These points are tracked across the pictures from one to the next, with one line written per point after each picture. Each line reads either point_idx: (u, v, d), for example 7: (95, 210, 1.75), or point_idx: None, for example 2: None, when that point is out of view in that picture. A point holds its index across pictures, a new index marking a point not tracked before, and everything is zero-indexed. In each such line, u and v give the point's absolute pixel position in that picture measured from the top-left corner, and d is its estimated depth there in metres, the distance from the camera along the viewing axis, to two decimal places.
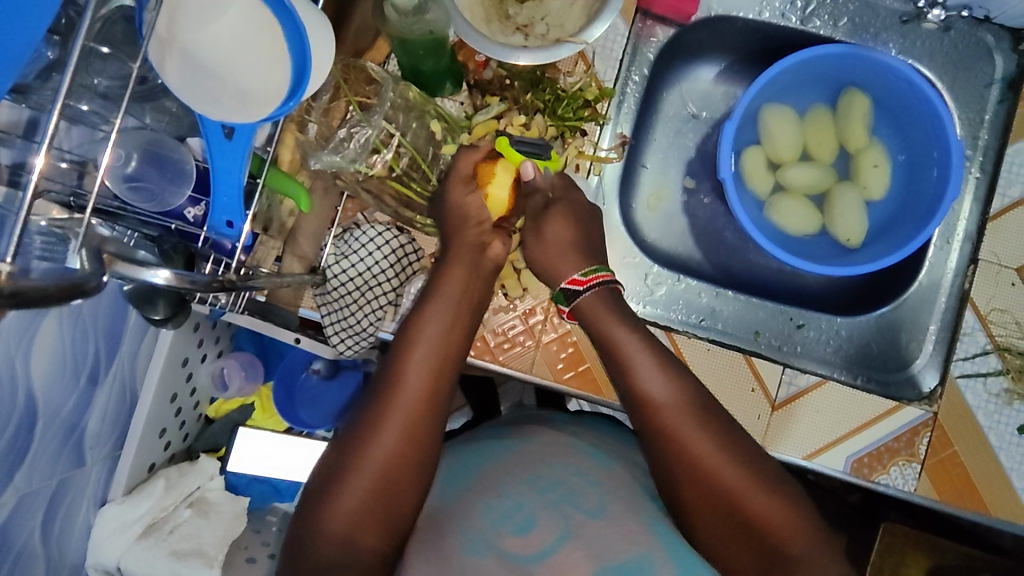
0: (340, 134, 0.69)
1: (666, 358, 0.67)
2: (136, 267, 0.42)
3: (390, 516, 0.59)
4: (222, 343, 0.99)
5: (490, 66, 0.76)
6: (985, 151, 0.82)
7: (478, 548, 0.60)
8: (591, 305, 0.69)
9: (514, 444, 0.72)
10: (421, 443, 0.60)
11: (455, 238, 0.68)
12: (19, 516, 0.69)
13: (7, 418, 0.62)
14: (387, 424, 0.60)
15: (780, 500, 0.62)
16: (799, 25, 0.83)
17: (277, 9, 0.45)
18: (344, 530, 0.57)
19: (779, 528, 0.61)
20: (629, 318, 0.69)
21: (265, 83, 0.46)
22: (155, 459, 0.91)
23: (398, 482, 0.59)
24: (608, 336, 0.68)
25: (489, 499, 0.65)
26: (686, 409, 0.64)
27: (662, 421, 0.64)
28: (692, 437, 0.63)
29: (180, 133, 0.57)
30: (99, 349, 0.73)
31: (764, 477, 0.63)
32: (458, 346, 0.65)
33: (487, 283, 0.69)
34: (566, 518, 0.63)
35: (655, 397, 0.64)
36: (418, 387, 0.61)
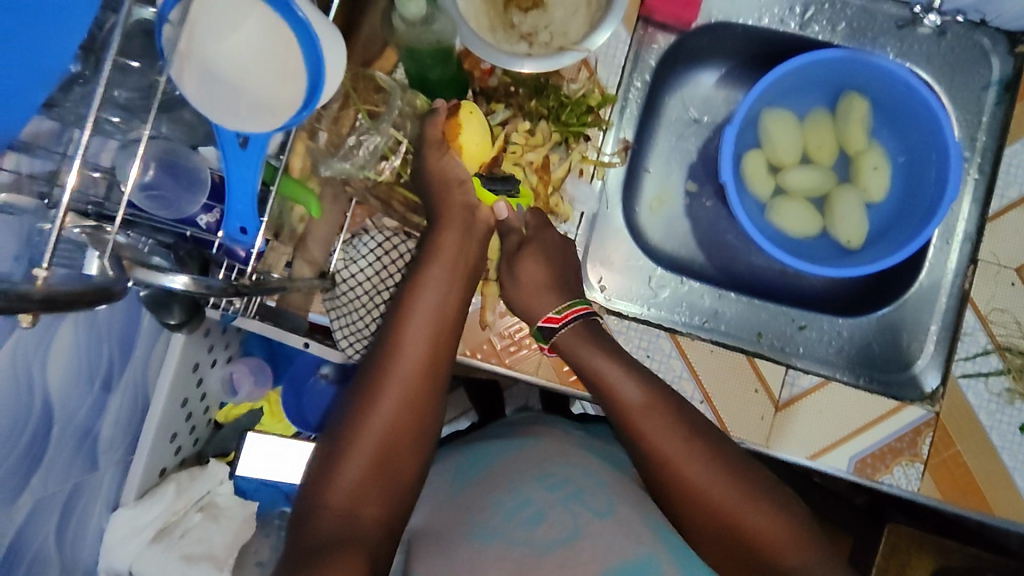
0: (349, 141, 0.71)
1: (647, 379, 0.68)
2: (155, 273, 0.44)
3: (392, 483, 0.61)
4: (231, 349, 1.00)
5: (495, 74, 0.78)
6: (983, 152, 0.83)
7: (487, 539, 0.62)
8: (568, 339, 0.70)
9: (523, 441, 0.73)
10: (421, 413, 0.63)
11: (442, 199, 0.67)
12: (35, 520, 0.70)
13: (25, 424, 0.63)
14: (386, 394, 0.62)
15: (775, 512, 0.61)
16: (798, 30, 0.84)
17: (291, 21, 0.46)
18: (348, 497, 0.59)
19: (777, 544, 0.59)
20: (609, 345, 0.70)
21: (279, 92, 0.48)
22: (166, 464, 0.92)
23: (398, 450, 0.62)
24: (587, 368, 0.68)
25: (499, 494, 0.66)
26: (668, 431, 0.64)
27: (647, 445, 0.64)
28: (676, 459, 0.63)
29: (195, 142, 0.58)
30: (112, 355, 0.74)
31: (757, 490, 0.62)
32: (454, 317, 0.66)
33: (482, 247, 0.69)
34: (575, 516, 0.63)
35: (637, 421, 0.65)
36: (415, 358, 0.63)
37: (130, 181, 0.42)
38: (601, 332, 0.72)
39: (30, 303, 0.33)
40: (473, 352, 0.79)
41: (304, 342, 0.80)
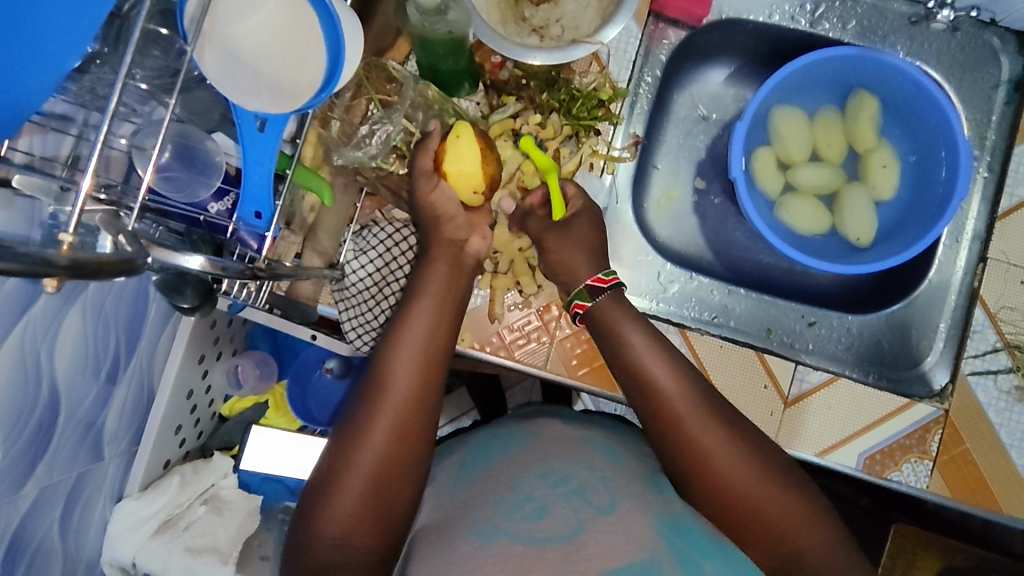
0: (361, 131, 0.72)
1: (677, 359, 0.67)
2: (172, 253, 0.43)
3: (388, 511, 0.59)
4: (235, 342, 1.00)
5: (506, 66, 0.78)
6: (993, 151, 0.83)
7: (488, 537, 0.58)
8: (603, 308, 0.70)
9: (524, 437, 0.72)
10: (411, 440, 0.61)
11: (434, 234, 0.69)
12: (38, 509, 0.69)
13: (31, 410, 0.63)
14: (377, 424, 0.60)
15: (786, 488, 0.61)
16: (808, 28, 0.84)
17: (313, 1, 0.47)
18: (343, 530, 0.57)
19: (789, 523, 0.60)
20: (636, 315, 0.70)
21: (297, 75, 0.48)
22: (170, 456, 0.92)
23: (391, 481, 0.60)
24: (618, 339, 0.68)
25: (501, 492, 0.64)
26: (692, 405, 0.64)
27: (673, 421, 0.63)
28: (700, 433, 0.62)
29: (208, 127, 0.58)
30: (119, 344, 0.74)
31: (770, 465, 0.62)
32: (445, 342, 0.65)
33: (469, 279, 0.70)
34: (576, 511, 0.61)
35: (663, 397, 0.64)
36: (405, 386, 0.62)
37: (146, 178, 0.42)
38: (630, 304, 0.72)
39: (56, 268, 0.33)
40: (481, 346, 0.78)
41: (311, 334, 0.81)
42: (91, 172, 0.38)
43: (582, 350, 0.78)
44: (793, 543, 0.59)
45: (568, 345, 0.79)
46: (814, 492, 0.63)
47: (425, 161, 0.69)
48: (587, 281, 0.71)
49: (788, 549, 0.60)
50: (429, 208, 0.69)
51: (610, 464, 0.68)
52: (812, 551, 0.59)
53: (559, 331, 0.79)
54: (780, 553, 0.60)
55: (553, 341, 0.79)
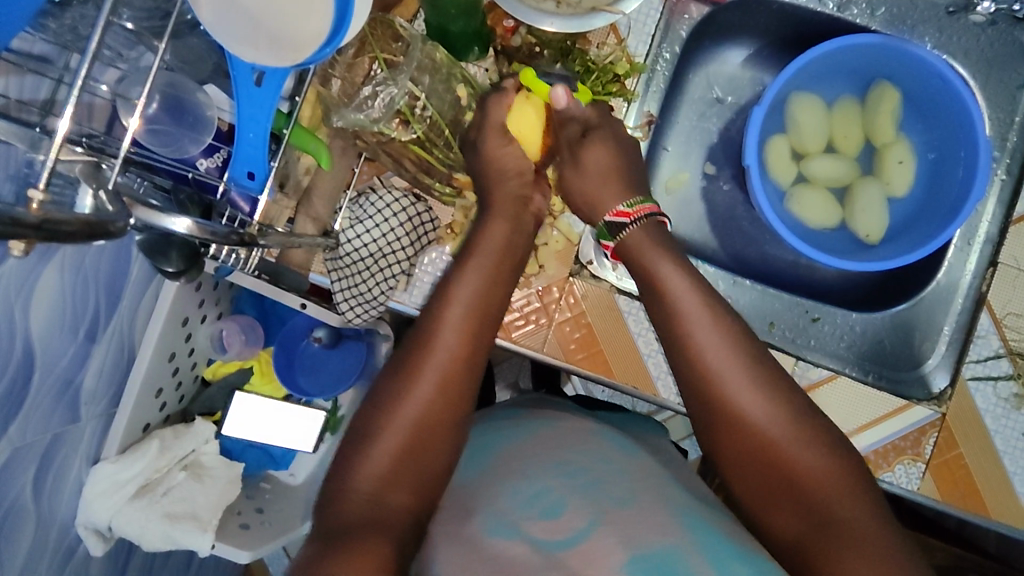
0: (363, 92, 0.66)
1: (719, 306, 0.63)
2: (156, 214, 0.41)
3: (426, 470, 0.57)
4: (221, 305, 0.97)
5: (519, 33, 0.74)
6: (1013, 153, 0.81)
7: (504, 533, 0.54)
8: (636, 242, 0.67)
9: (538, 426, 0.70)
10: (455, 399, 0.59)
11: (497, 189, 0.67)
12: (10, 469, 0.67)
13: (4, 367, 0.59)
14: (423, 378, 0.59)
15: (826, 454, 0.57)
16: (836, 12, 0.80)
17: None
18: (377, 485, 0.55)
19: (822, 489, 0.56)
20: (675, 254, 0.66)
21: (299, 28, 0.43)
22: (150, 420, 0.89)
23: (432, 439, 0.58)
24: (654, 279, 0.64)
25: (514, 483, 0.60)
26: (735, 356, 0.60)
27: (707, 373, 0.60)
28: (737, 392, 0.59)
29: (200, 78, 0.54)
30: (98, 302, 0.70)
31: (812, 431, 0.58)
32: (494, 303, 0.64)
33: (525, 242, 0.69)
34: (597, 504, 0.56)
35: (698, 346, 0.60)
36: (454, 344, 0.60)
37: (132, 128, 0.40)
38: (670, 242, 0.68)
39: (26, 229, 0.30)
40: None
41: (301, 303, 0.77)
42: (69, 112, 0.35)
43: (581, 335, 0.77)
44: (826, 511, 0.55)
45: (567, 329, 0.77)
46: (854, 462, 0.58)
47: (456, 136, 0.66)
48: (608, 217, 0.69)
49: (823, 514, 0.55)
50: None
51: (603, 449, 0.66)
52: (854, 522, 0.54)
53: (558, 314, 0.77)
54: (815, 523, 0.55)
55: (552, 324, 0.77)
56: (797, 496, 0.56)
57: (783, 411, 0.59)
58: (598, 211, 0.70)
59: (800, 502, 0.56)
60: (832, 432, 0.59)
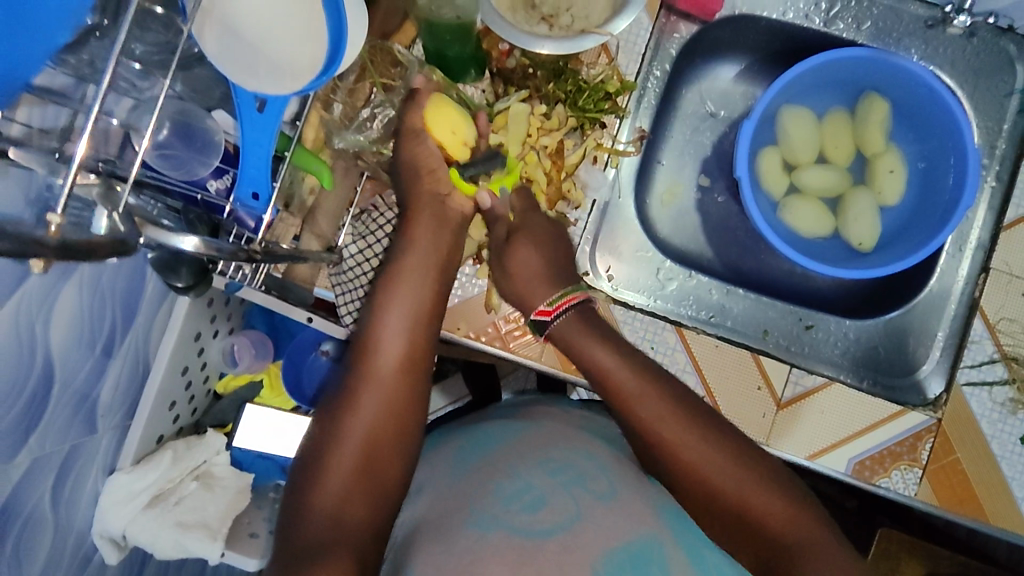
0: (363, 114, 0.71)
1: (644, 368, 0.68)
2: (167, 233, 0.43)
3: (381, 478, 0.60)
4: (232, 320, 1.00)
5: (513, 55, 0.78)
6: (1002, 160, 0.83)
7: (486, 527, 0.59)
8: (567, 332, 0.71)
9: (522, 427, 0.71)
10: (402, 407, 0.62)
11: (414, 189, 0.69)
12: (29, 481, 0.69)
13: (25, 381, 0.63)
14: (367, 396, 0.62)
15: (772, 493, 0.61)
16: (823, 28, 0.83)
17: None
18: (334, 504, 0.58)
19: (775, 520, 0.60)
20: (603, 334, 0.70)
21: (299, 58, 0.46)
22: (163, 432, 0.92)
23: (382, 453, 0.60)
24: (588, 364, 0.69)
25: (499, 480, 0.64)
26: (666, 417, 0.64)
27: (649, 436, 0.64)
28: (676, 446, 0.63)
29: (208, 104, 0.57)
30: (115, 318, 0.74)
31: (754, 471, 0.62)
32: (433, 308, 0.67)
33: (455, 234, 0.70)
34: (575, 499, 0.62)
35: (636, 406, 0.65)
36: (394, 357, 0.64)
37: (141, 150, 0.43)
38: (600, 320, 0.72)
39: (47, 249, 0.33)
40: (476, 335, 0.79)
41: (307, 317, 0.79)
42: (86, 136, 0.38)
43: None
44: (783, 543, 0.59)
45: None
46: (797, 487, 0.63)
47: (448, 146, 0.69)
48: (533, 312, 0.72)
49: (778, 546, 0.59)
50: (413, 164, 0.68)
51: (602, 452, 0.68)
52: (807, 553, 0.57)
53: None
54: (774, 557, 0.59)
55: None
56: (754, 534, 0.60)
57: (724, 458, 0.62)
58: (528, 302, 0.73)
59: (756, 538, 0.60)
60: (783, 473, 0.63)
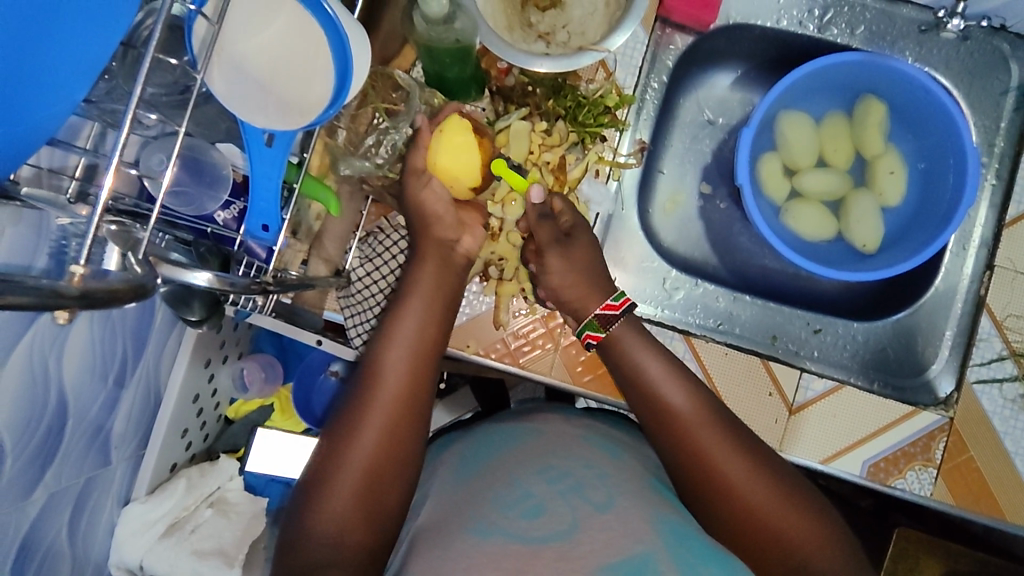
0: (368, 141, 0.71)
1: (689, 377, 0.68)
2: (181, 269, 0.44)
3: (378, 507, 0.60)
4: (241, 345, 1.01)
5: (512, 73, 0.78)
6: (1001, 158, 0.83)
7: (485, 534, 0.59)
8: (621, 336, 0.70)
9: (523, 433, 0.73)
10: (401, 437, 0.61)
11: (424, 234, 0.69)
12: (46, 515, 0.69)
13: (40, 419, 0.63)
14: (366, 426, 0.60)
15: (804, 515, 0.62)
16: (817, 34, 0.84)
17: (329, 32, 0.46)
18: (334, 529, 0.57)
19: (806, 542, 0.60)
20: (655, 343, 0.70)
21: (305, 95, 0.47)
22: (177, 459, 0.92)
23: (383, 478, 0.60)
24: (636, 368, 0.68)
25: (498, 489, 0.65)
26: (710, 428, 0.65)
27: (689, 444, 0.64)
28: (720, 457, 0.63)
29: (214, 138, 0.58)
30: (126, 349, 0.74)
31: (787, 491, 0.63)
32: (435, 336, 0.66)
33: (459, 278, 0.71)
34: (573, 508, 0.61)
35: (681, 415, 0.65)
36: (395, 386, 0.62)
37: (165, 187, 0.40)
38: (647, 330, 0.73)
39: (69, 299, 0.33)
40: (486, 352, 0.79)
41: (316, 339, 0.80)
42: (112, 171, 0.36)
43: (587, 357, 0.79)
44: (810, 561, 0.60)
45: (573, 351, 0.79)
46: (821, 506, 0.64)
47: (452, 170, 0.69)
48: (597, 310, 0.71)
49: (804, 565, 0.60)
50: (417, 207, 0.68)
51: (611, 462, 0.68)
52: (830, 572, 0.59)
53: (563, 337, 0.79)
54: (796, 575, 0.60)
55: (558, 348, 0.79)
56: (780, 554, 0.60)
57: (764, 477, 0.63)
58: (586, 306, 0.71)
59: (782, 557, 0.60)
60: (813, 494, 0.64)
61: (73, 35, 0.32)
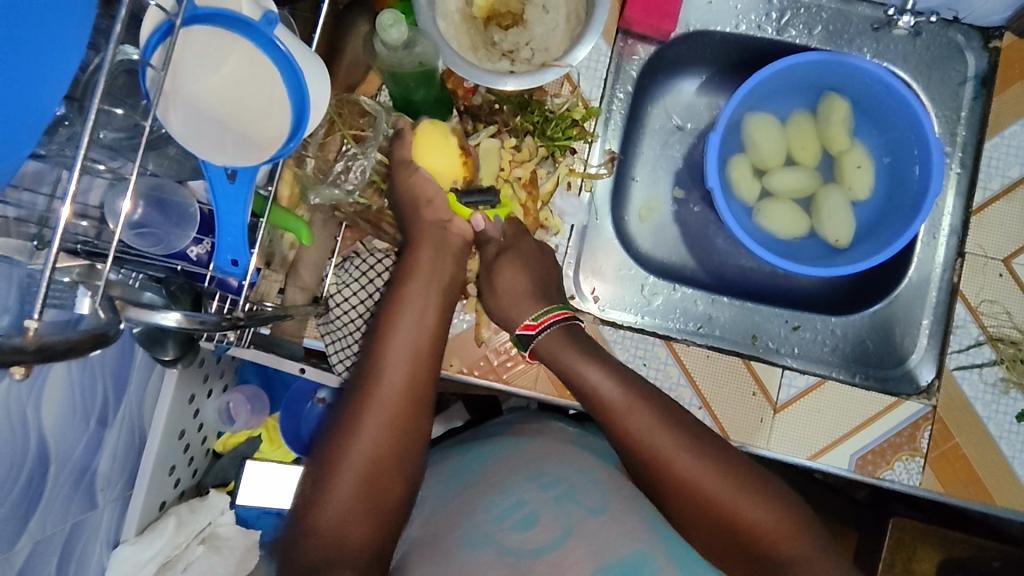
0: (337, 168, 0.71)
1: (629, 376, 0.68)
2: (147, 311, 0.43)
3: (382, 501, 0.60)
4: (226, 377, 1.00)
5: (478, 92, 0.79)
6: (964, 147, 0.85)
7: (477, 546, 0.59)
8: (547, 345, 0.71)
9: (519, 441, 0.72)
10: (405, 431, 0.62)
11: (415, 220, 0.70)
12: (33, 564, 0.68)
13: (20, 466, 0.62)
14: (368, 419, 0.61)
15: (766, 507, 0.60)
16: (776, 36, 0.85)
17: (282, 66, 0.45)
18: (337, 522, 0.57)
19: (768, 533, 0.59)
20: (589, 349, 0.70)
21: (264, 128, 0.48)
22: (165, 498, 0.91)
23: (386, 473, 0.60)
24: (572, 372, 0.68)
25: (492, 496, 0.65)
26: (657, 427, 0.64)
27: (637, 446, 0.63)
28: (668, 456, 0.62)
29: (181, 176, 0.58)
30: (107, 390, 0.74)
31: (745, 484, 0.62)
32: (435, 333, 0.67)
33: (456, 263, 0.70)
34: (568, 514, 0.62)
35: (624, 419, 0.64)
36: (396, 381, 0.62)
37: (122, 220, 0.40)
38: (582, 335, 0.72)
39: (25, 354, 0.33)
40: (470, 369, 0.79)
41: (299, 367, 0.80)
42: (66, 215, 0.36)
43: None
44: (769, 548, 0.59)
45: None
46: (789, 498, 0.62)
47: (420, 194, 0.69)
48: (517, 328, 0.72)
49: (769, 557, 0.59)
50: (407, 200, 0.70)
51: (603, 468, 0.69)
52: (797, 564, 0.58)
53: None
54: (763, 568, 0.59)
55: (541, 361, 0.79)
56: (746, 547, 0.60)
57: (719, 470, 0.62)
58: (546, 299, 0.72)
59: (747, 549, 0.60)
60: (777, 487, 0.63)
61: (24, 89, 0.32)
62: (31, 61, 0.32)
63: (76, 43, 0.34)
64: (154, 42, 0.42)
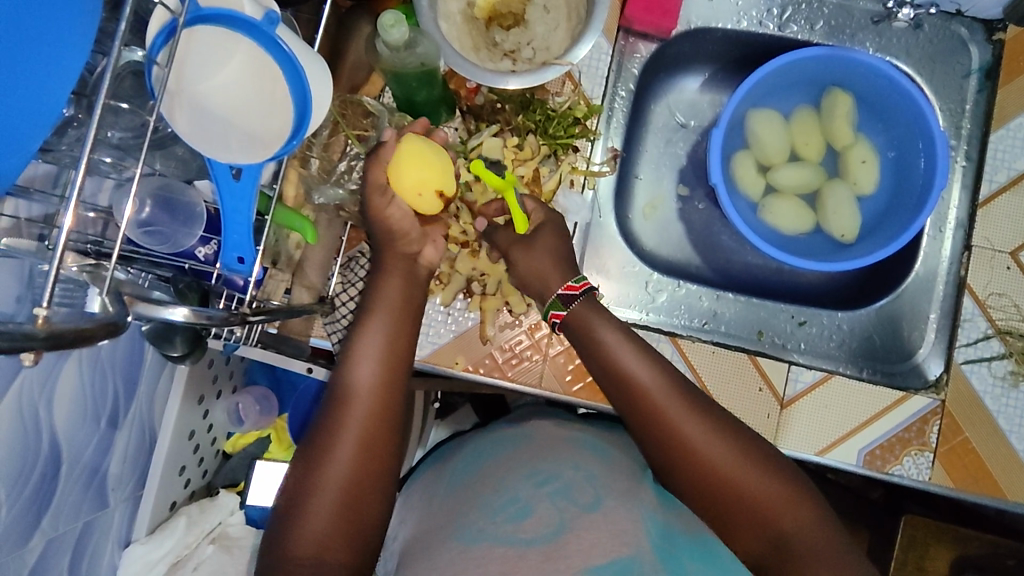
0: (340, 167, 0.73)
1: (648, 351, 0.67)
2: (155, 306, 0.44)
3: (362, 517, 0.60)
4: (234, 379, 1.01)
5: (480, 92, 0.80)
6: (969, 139, 0.84)
7: (473, 540, 0.60)
8: (577, 311, 0.69)
9: (516, 440, 0.73)
10: (380, 445, 0.62)
11: (388, 249, 0.70)
12: (46, 561, 0.69)
13: (32, 465, 0.63)
14: (343, 435, 0.61)
15: (779, 484, 0.61)
16: (777, 32, 0.85)
17: (283, 63, 0.46)
18: (315, 547, 0.57)
19: (782, 507, 0.60)
20: (614, 320, 0.69)
21: (268, 125, 0.49)
22: (176, 497, 0.92)
23: (364, 493, 0.61)
24: (595, 342, 0.67)
25: (487, 494, 0.65)
26: (675, 401, 0.64)
27: (656, 418, 0.63)
28: (686, 430, 0.62)
29: (188, 176, 0.59)
30: (117, 391, 0.74)
31: (758, 460, 0.62)
32: (406, 346, 0.67)
33: (424, 289, 0.72)
34: (560, 510, 0.62)
35: (645, 390, 0.64)
36: (368, 396, 0.63)
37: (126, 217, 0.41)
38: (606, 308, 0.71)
39: (36, 341, 0.34)
40: (475, 367, 0.79)
41: (307, 366, 0.81)
42: (71, 213, 0.37)
43: (575, 365, 0.79)
44: (780, 522, 0.59)
45: (561, 361, 0.79)
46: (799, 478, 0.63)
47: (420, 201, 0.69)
48: (558, 291, 0.70)
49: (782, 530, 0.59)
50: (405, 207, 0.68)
51: (599, 464, 0.69)
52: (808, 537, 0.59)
53: (550, 348, 0.79)
54: (778, 541, 0.59)
55: (546, 358, 0.79)
56: (761, 522, 0.60)
57: (734, 445, 0.62)
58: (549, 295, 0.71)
59: (762, 524, 0.60)
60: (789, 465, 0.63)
61: (30, 87, 0.33)
62: (39, 58, 0.33)
63: (83, 42, 0.35)
64: (159, 42, 0.43)
